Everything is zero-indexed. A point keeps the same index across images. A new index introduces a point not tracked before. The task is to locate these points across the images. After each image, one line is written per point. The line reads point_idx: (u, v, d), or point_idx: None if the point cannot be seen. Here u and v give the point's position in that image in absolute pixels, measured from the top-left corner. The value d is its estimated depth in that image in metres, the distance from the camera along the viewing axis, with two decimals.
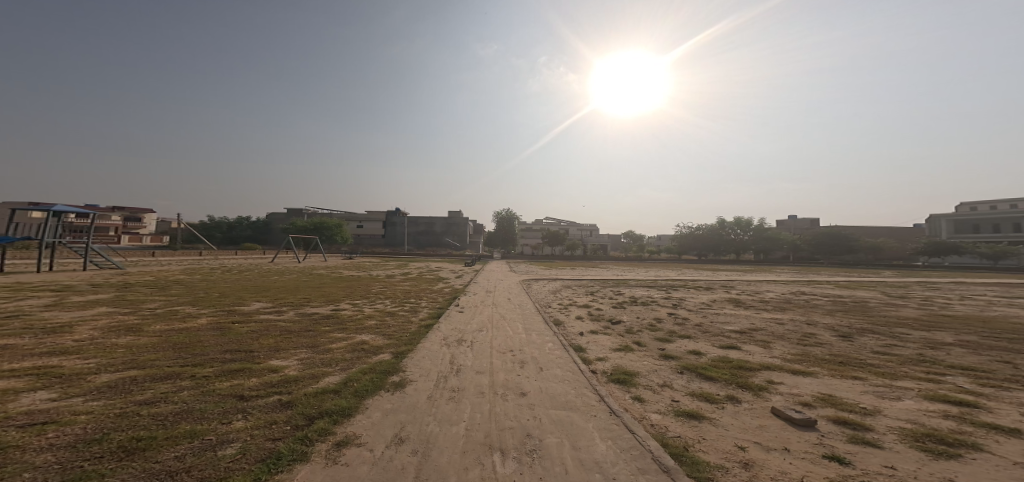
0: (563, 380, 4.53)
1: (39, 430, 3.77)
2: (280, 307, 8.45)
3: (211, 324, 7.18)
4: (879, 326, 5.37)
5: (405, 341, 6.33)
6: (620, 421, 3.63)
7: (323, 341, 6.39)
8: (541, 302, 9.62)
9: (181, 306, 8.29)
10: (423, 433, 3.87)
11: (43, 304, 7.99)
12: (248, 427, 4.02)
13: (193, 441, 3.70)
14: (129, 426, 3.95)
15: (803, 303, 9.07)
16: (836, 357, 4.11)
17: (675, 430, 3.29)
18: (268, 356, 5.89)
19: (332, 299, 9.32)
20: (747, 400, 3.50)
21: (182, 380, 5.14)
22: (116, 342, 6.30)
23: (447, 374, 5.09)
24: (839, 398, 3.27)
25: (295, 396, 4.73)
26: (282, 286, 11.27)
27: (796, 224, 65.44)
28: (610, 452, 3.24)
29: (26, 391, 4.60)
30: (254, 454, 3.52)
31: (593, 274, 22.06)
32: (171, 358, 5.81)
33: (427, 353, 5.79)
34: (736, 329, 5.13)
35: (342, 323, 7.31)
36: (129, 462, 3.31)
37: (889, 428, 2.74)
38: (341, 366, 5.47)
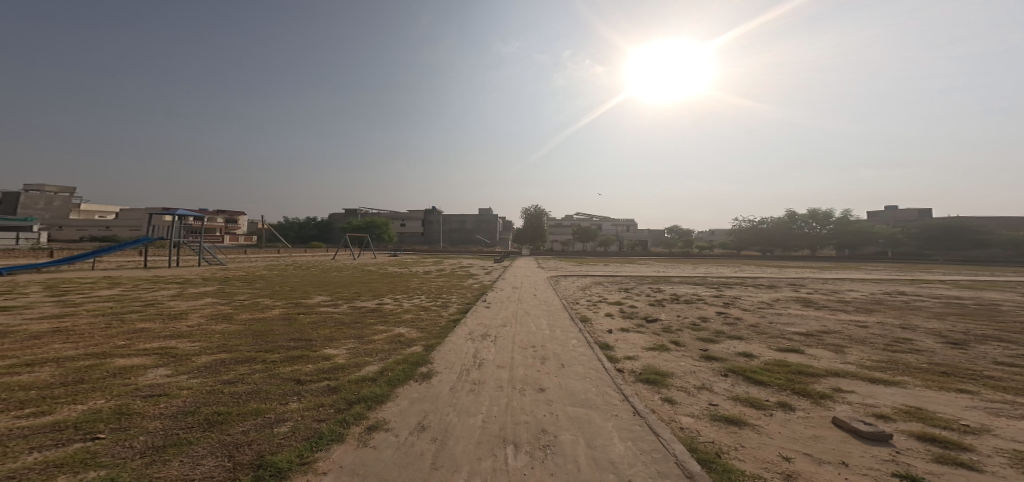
0: (591, 380, 4.25)
1: (154, 402, 4.48)
2: (337, 301, 9.31)
3: (283, 314, 8.18)
4: (1012, 333, 4.16)
5: (435, 334, 6.52)
6: (644, 422, 3.26)
7: (368, 332, 6.85)
8: (569, 298, 9.62)
9: (262, 298, 9.57)
10: (442, 422, 3.85)
11: (167, 295, 9.75)
12: (300, 408, 4.36)
13: (257, 417, 4.10)
14: (214, 401, 4.52)
15: (900, 305, 7.45)
16: (936, 366, 3.25)
17: (708, 435, 2.83)
18: (323, 345, 6.47)
19: (378, 294, 9.99)
20: (802, 408, 2.91)
21: (256, 363, 5.84)
22: (214, 328, 7.45)
23: (470, 367, 5.11)
24: (930, 412, 2.56)
25: (341, 382, 5.06)
26: (340, 281, 12.45)
27: (902, 215, 54.65)
28: (628, 453, 2.90)
29: (151, 368, 5.58)
30: (299, 432, 3.78)
31: (634, 270, 20.83)
32: (250, 344, 6.67)
33: (458, 346, 5.87)
34: (803, 332, 4.47)
35: (384, 316, 7.79)
36: (210, 433, 3.74)
37: (996, 451, 2.09)
38: (380, 356, 5.79)
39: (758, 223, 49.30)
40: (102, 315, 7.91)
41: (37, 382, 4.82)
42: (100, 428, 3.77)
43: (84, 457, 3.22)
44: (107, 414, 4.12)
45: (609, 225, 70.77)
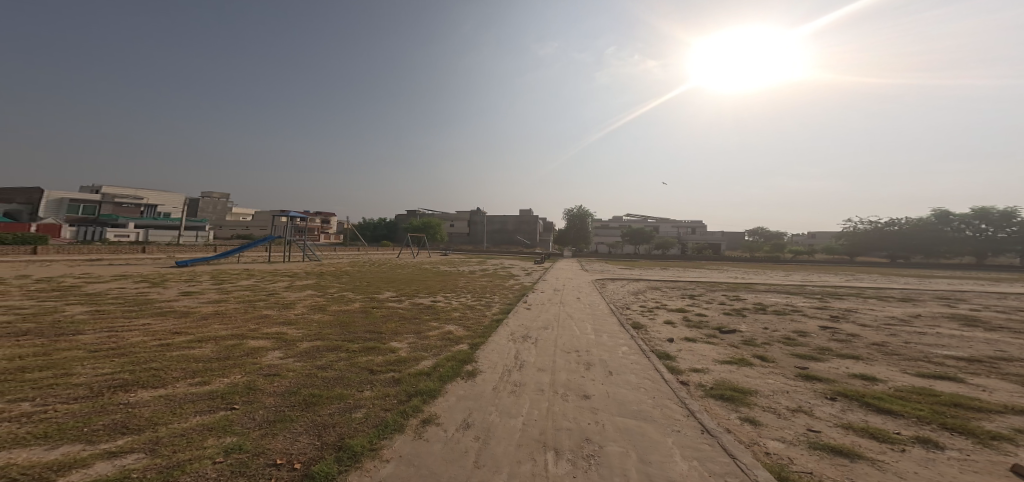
0: (648, 393, 3.72)
1: (273, 380, 4.85)
2: (402, 296, 10.03)
3: (361, 307, 9.08)
4: None
5: (478, 333, 6.52)
6: (716, 442, 2.66)
7: (425, 328, 7.15)
8: (617, 303, 9.02)
9: (346, 292, 10.80)
10: (486, 420, 3.65)
11: (281, 287, 11.55)
12: (373, 396, 4.39)
13: (339, 402, 4.20)
14: (312, 384, 4.80)
15: None
16: None
17: (805, 464, 2.18)
18: (389, 338, 6.87)
19: (432, 291, 10.50)
20: (958, 447, 2.15)
21: (342, 352, 6.29)
22: (312, 317, 8.58)
23: (512, 368, 4.93)
24: None
25: (402, 375, 5.15)
26: (404, 278, 13.44)
27: None
28: (692, 473, 2.38)
29: (269, 351, 6.29)
30: (366, 419, 3.77)
31: (706, 275, 18.65)
32: (336, 334, 7.38)
33: (498, 348, 5.71)
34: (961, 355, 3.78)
35: (436, 313, 8.09)
36: (306, 413, 3.90)
37: None
38: (433, 352, 5.94)
39: (887, 224, 39.88)
40: (236, 302, 9.66)
41: (198, 356, 5.69)
42: (236, 399, 4.17)
43: (224, 424, 3.54)
44: (241, 388, 4.55)
45: (670, 227, 64.64)
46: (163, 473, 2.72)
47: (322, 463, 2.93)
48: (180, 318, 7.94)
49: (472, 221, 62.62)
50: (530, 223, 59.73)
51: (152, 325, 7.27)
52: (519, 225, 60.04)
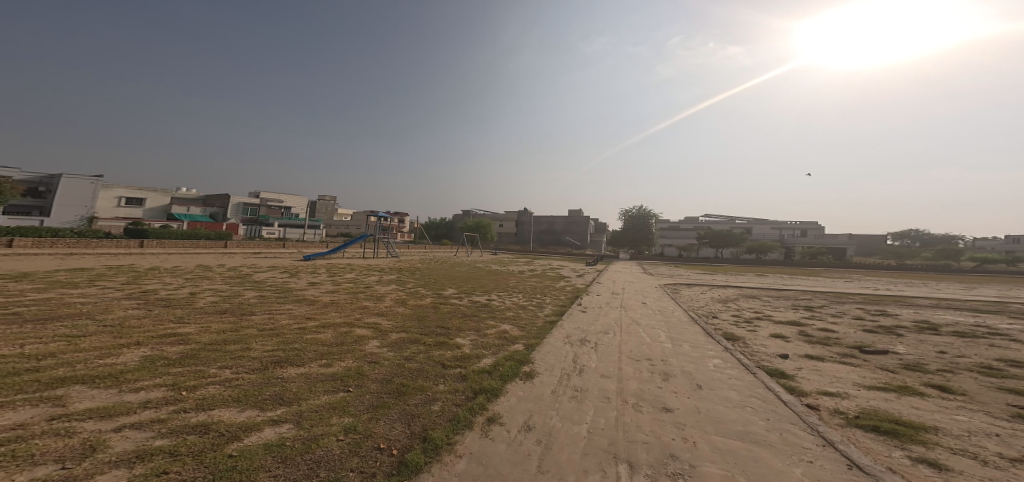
0: (753, 414, 3.25)
1: (374, 368, 5.26)
2: (461, 294, 10.38)
3: (431, 303, 9.57)
4: None
5: (534, 334, 6.39)
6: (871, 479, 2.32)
7: (483, 326, 7.28)
8: (695, 310, 8.26)
9: (417, 288, 11.51)
10: (547, 425, 3.56)
11: (374, 281, 12.76)
12: (446, 391, 4.56)
13: (422, 394, 4.44)
14: (401, 374, 5.11)
15: None
16: None
17: None
18: (455, 334, 7.02)
19: (486, 290, 10.61)
20: None
21: (420, 345, 6.43)
22: (393, 307, 9.20)
23: (571, 372, 4.68)
24: None
25: (468, 371, 5.25)
26: (463, 276, 13.91)
27: None
28: None
29: (368, 340, 6.58)
30: (442, 412, 3.95)
31: (811, 284, 16.16)
32: (413, 328, 7.49)
33: (550, 350, 5.53)
34: None
35: (486, 313, 8.19)
36: (397, 401, 4.20)
37: None
38: (492, 351, 6.02)
39: None
40: (346, 293, 10.84)
41: (322, 341, 6.24)
42: (351, 382, 4.62)
43: (344, 404, 3.94)
44: (352, 372, 5.02)
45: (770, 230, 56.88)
46: (306, 444, 3.06)
47: (414, 453, 3.08)
48: (308, 305, 8.89)
49: (518, 222, 62.51)
50: (580, 223, 57.95)
51: (289, 310, 8.26)
52: (567, 225, 58.55)
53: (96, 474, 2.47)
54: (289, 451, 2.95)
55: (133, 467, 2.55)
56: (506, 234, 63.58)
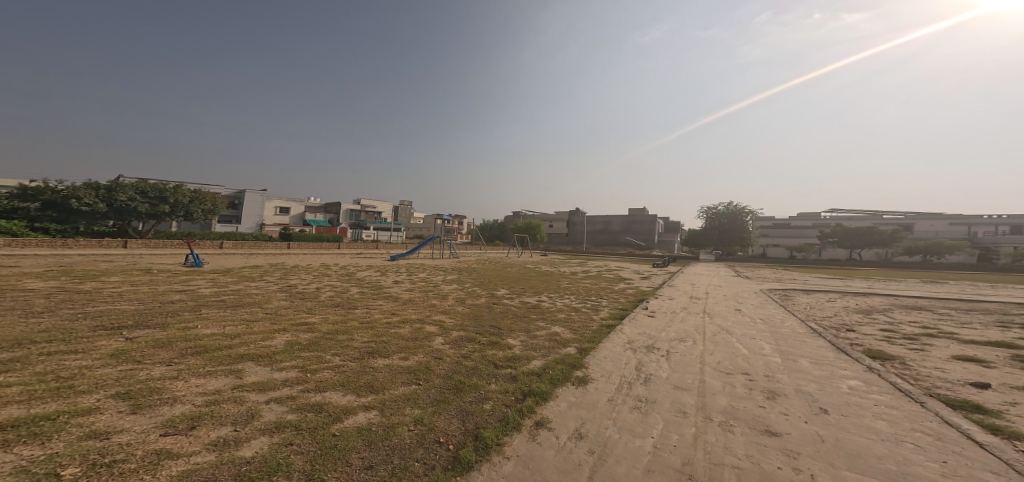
0: (919, 453, 2.62)
1: (437, 363, 5.36)
2: (514, 294, 10.37)
3: (485, 303, 9.63)
4: None
5: (588, 337, 6.08)
6: None
7: (533, 327, 7.15)
8: (822, 323, 7.37)
9: (474, 288, 11.70)
10: (601, 435, 3.32)
11: (440, 280, 13.40)
12: (496, 391, 4.47)
13: (475, 392, 4.40)
14: (460, 371, 5.11)
15: None
16: None
17: None
18: (506, 334, 6.95)
19: (538, 291, 10.48)
20: None
21: (475, 344, 6.42)
22: (449, 306, 9.36)
23: (631, 380, 4.33)
24: None
25: (518, 372, 5.12)
26: (514, 276, 13.97)
27: None
28: None
29: (433, 336, 6.75)
30: (493, 412, 3.87)
31: (963, 294, 13.58)
32: (469, 325, 7.60)
33: (597, 357, 5.20)
34: None
35: (540, 313, 8.05)
36: (455, 397, 4.23)
37: None
38: (542, 353, 5.85)
39: None
40: (419, 291, 11.32)
41: (402, 335, 6.57)
42: (421, 376, 4.80)
43: (414, 397, 4.15)
44: (421, 367, 5.18)
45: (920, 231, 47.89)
46: (385, 431, 3.30)
47: (467, 450, 3.06)
48: (394, 302, 9.52)
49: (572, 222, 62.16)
50: (643, 223, 55.51)
51: (379, 304, 8.89)
52: (628, 224, 56.49)
53: (250, 439, 2.90)
54: (374, 435, 3.21)
55: (271, 436, 2.96)
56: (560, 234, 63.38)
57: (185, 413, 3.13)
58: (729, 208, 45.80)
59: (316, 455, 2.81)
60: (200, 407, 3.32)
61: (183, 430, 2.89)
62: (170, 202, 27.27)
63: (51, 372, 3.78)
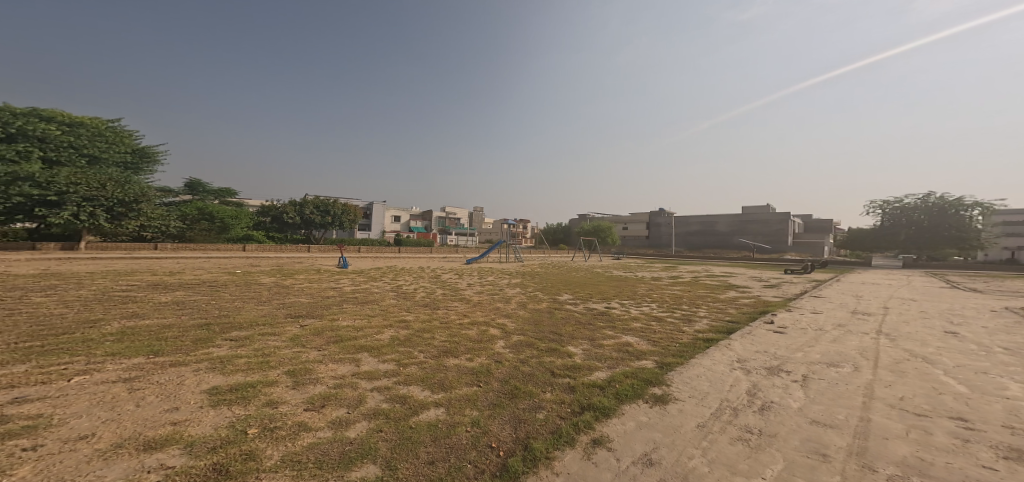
0: None
1: (498, 366, 5.12)
2: (579, 299, 9.99)
3: (546, 308, 9.30)
4: None
5: (673, 351, 5.34)
6: None
7: (599, 335, 6.69)
8: None
9: (535, 292, 11.49)
10: (679, 464, 2.83)
11: (505, 283, 13.49)
12: (551, 400, 4.09)
13: (530, 399, 4.06)
14: (517, 377, 4.77)
15: None
16: None
17: None
18: (567, 341, 6.53)
19: (606, 297, 9.93)
20: None
21: (533, 349, 6.08)
22: (513, 310, 9.13)
23: (741, 407, 3.62)
24: None
25: (577, 383, 4.68)
26: (579, 281, 13.64)
27: None
28: None
29: (495, 338, 6.55)
30: (546, 423, 3.51)
31: None
32: (529, 330, 7.29)
33: (680, 378, 4.50)
34: None
35: (612, 321, 7.46)
36: (510, 403, 3.94)
37: None
38: (608, 364, 5.37)
39: None
40: (486, 293, 11.43)
41: (467, 336, 6.55)
42: (482, 378, 4.61)
43: (475, 398, 3.99)
44: (482, 368, 4.99)
45: None
46: (449, 428, 3.28)
47: (515, 459, 2.85)
48: (465, 303, 9.74)
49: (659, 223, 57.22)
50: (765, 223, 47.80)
51: (453, 306, 9.26)
52: (742, 224, 49.78)
53: (356, 421, 3.34)
54: (439, 432, 3.22)
55: (370, 421, 3.35)
56: (635, 237, 60.75)
57: (321, 393, 3.87)
58: (936, 200, 31.28)
59: (397, 443, 3.01)
60: (331, 388, 4.07)
61: (317, 407, 3.57)
62: (333, 214, 39.19)
63: (260, 348, 5.24)
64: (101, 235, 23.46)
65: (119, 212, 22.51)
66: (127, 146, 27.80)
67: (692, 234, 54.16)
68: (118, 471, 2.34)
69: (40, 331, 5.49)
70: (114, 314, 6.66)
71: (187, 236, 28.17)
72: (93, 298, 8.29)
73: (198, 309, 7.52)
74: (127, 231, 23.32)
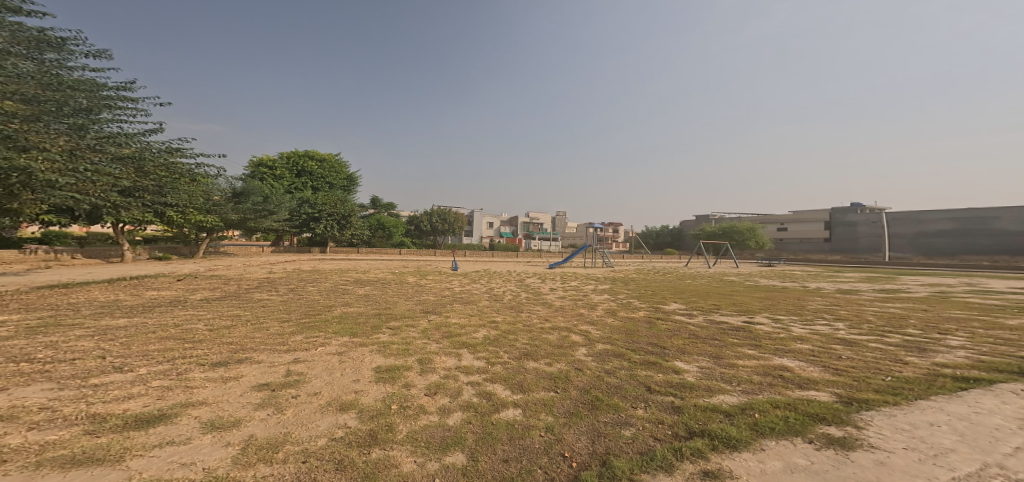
0: None
1: (577, 374, 4.74)
2: (693, 311, 8.88)
3: (647, 317, 8.42)
4: None
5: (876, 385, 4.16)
6: None
7: (729, 355, 5.63)
8: None
9: (631, 300, 10.64)
10: None
11: (589, 290, 12.75)
12: (643, 417, 3.53)
13: (615, 413, 3.60)
14: (600, 387, 4.31)
15: None
16: None
17: None
18: (674, 356, 5.66)
19: (747, 311, 8.47)
20: None
21: (624, 360, 5.43)
22: (599, 318, 8.40)
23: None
24: None
25: (685, 404, 3.94)
26: (696, 290, 12.15)
27: None
28: None
29: (577, 346, 6.13)
30: (633, 441, 3.05)
31: None
32: (616, 339, 6.62)
33: (888, 422, 3.44)
34: None
35: (757, 340, 6.26)
36: (590, 414, 3.56)
37: None
38: (743, 388, 4.42)
39: None
40: (567, 298, 10.99)
41: (548, 341, 6.26)
42: (560, 384, 4.32)
43: (551, 404, 3.74)
44: (561, 374, 4.71)
45: None
46: (524, 430, 3.15)
47: (591, 474, 2.54)
48: (547, 308, 9.44)
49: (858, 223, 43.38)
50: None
51: (535, 310, 9.08)
52: None
53: (451, 411, 3.52)
54: (514, 431, 3.12)
55: (462, 413, 3.48)
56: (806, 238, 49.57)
57: (433, 383, 4.23)
58: None
59: (479, 437, 3.03)
60: (440, 378, 4.44)
61: (431, 394, 3.91)
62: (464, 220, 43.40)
63: (404, 337, 6.35)
64: (336, 242, 31.82)
65: (344, 223, 29.95)
66: (344, 174, 36.40)
67: (936, 234, 38.27)
68: (326, 424, 3.26)
69: (306, 311, 8.01)
70: (339, 302, 9.29)
71: (372, 244, 34.72)
72: (330, 287, 11.61)
73: (369, 300, 9.91)
74: (347, 238, 30.52)
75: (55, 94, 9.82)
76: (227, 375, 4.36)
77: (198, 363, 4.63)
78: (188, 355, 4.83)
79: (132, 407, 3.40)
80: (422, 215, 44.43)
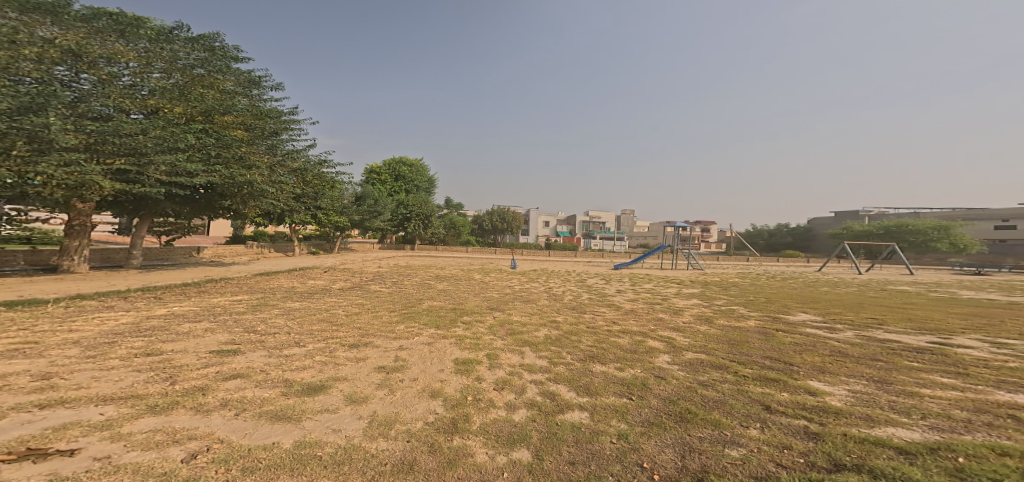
0: None
1: (659, 382, 4.39)
2: (834, 325, 7.51)
3: (759, 327, 7.39)
4: None
5: None
6: None
7: (900, 379, 4.59)
8: None
9: (737, 307, 9.49)
10: None
11: (671, 293, 11.82)
12: (759, 439, 3.07)
13: (715, 430, 3.22)
14: (691, 399, 3.92)
15: None
16: None
17: None
18: (808, 375, 4.78)
19: (939, 331, 6.84)
20: None
21: (728, 373, 4.81)
22: (688, 325, 7.65)
23: None
24: None
25: (828, 431, 3.19)
26: (835, 301, 10.30)
27: None
28: None
29: (656, 352, 5.68)
30: (747, 464, 2.68)
31: None
32: (710, 349, 5.95)
33: None
34: None
35: (957, 367, 5.04)
36: (677, 426, 3.26)
37: None
38: (930, 422, 3.41)
39: None
40: (645, 302, 10.33)
41: (619, 345, 5.95)
42: (637, 391, 4.05)
43: (625, 411, 3.53)
44: (637, 380, 4.42)
45: None
46: (591, 434, 3.02)
47: None
48: (615, 310, 9.02)
49: None
50: None
51: (600, 311, 8.77)
52: None
53: (517, 407, 3.56)
54: (581, 435, 3.01)
55: (526, 411, 3.47)
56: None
57: (500, 378, 4.34)
58: None
59: (546, 435, 2.99)
60: (505, 374, 4.52)
61: (498, 389, 4.00)
62: None
63: (472, 332, 6.62)
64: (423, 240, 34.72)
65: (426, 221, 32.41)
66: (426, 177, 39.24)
67: None
68: (422, 408, 3.51)
69: (407, 303, 8.79)
70: (436, 296, 10.00)
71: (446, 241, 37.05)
72: (423, 282, 12.61)
73: (458, 295, 10.50)
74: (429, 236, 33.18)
75: (261, 121, 12.26)
76: (358, 356, 4.98)
77: (341, 343, 5.38)
78: (335, 336, 5.64)
79: (308, 375, 4.07)
80: (484, 214, 45.92)
